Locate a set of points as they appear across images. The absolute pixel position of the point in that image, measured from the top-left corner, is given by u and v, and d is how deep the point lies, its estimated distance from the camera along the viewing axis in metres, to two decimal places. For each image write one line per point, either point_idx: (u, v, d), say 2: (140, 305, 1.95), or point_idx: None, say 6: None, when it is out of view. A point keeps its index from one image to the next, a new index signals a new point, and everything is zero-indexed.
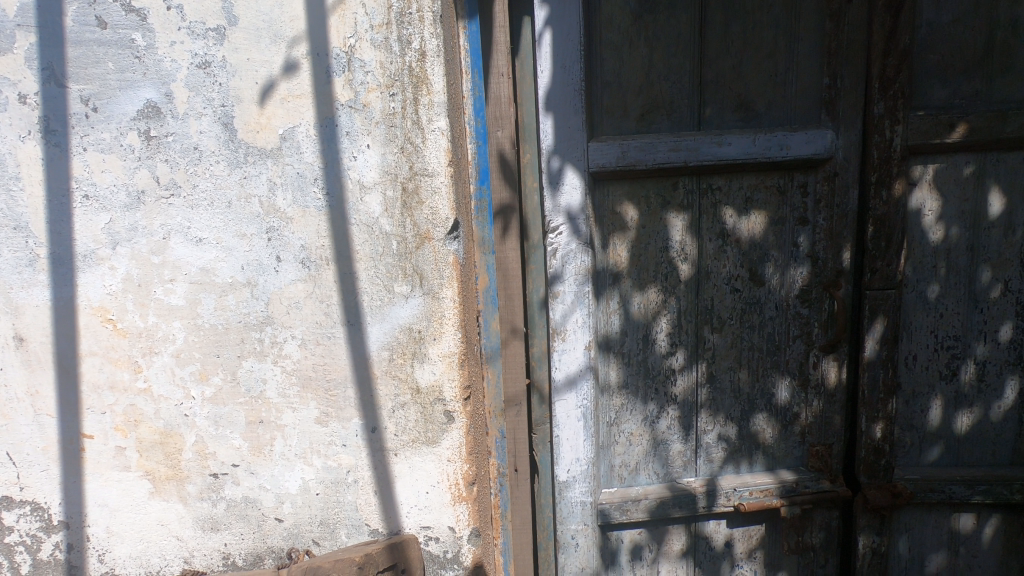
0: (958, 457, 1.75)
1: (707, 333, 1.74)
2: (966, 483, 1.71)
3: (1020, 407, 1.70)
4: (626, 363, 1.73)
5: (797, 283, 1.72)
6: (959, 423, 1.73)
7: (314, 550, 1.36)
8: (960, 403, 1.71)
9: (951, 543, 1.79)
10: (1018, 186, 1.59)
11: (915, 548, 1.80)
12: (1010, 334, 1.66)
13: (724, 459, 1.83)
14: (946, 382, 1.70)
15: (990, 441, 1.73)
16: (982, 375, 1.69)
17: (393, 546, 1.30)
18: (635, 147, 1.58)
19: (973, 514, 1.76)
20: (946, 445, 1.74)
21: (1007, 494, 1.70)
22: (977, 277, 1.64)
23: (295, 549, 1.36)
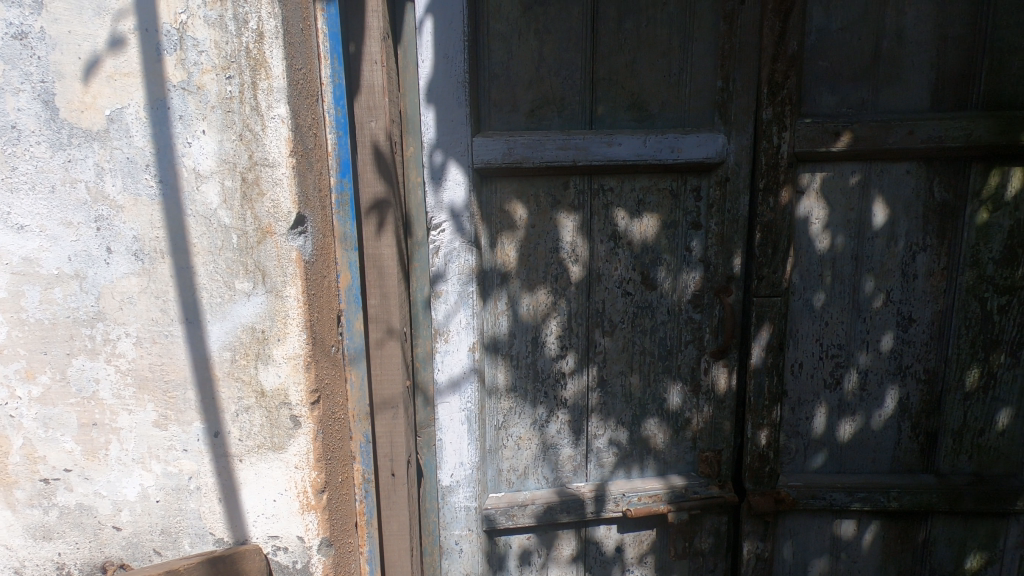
0: (841, 464, 1.77)
1: (598, 337, 1.72)
2: (846, 489, 1.73)
3: (900, 416, 1.72)
4: (514, 366, 1.70)
5: (689, 288, 1.71)
6: (842, 431, 1.75)
7: (132, 564, 1.29)
8: (843, 411, 1.73)
9: (833, 549, 1.82)
10: (901, 197, 1.60)
11: (799, 553, 1.83)
12: (891, 344, 1.68)
13: (615, 464, 1.82)
14: (830, 391, 1.72)
15: (871, 449, 1.75)
16: (864, 383, 1.71)
17: (216, 560, 1.22)
18: (522, 143, 1.53)
19: (854, 520, 1.79)
20: (829, 452, 1.76)
21: (884, 502, 1.72)
22: (860, 287, 1.65)
23: (111, 561, 1.29)
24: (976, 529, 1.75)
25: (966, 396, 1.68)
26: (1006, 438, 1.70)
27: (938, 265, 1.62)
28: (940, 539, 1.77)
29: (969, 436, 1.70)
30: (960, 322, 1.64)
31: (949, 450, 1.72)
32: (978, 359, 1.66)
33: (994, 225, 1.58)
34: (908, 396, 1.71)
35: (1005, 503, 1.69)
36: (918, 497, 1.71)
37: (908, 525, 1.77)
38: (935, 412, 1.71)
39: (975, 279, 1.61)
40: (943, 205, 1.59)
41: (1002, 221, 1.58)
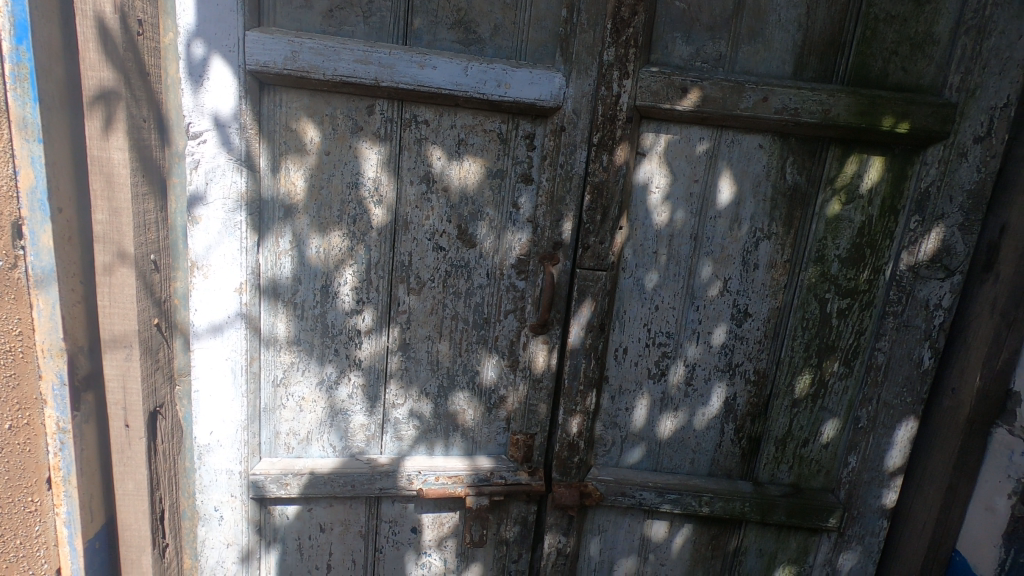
0: (658, 462, 1.62)
1: (402, 293, 1.50)
2: (657, 490, 1.59)
3: (724, 417, 1.58)
4: (298, 316, 1.46)
5: (513, 251, 1.50)
6: (662, 426, 1.60)
7: None
8: (665, 405, 1.58)
9: (641, 550, 1.70)
10: (750, 174, 1.42)
11: (606, 550, 1.70)
12: (723, 338, 1.52)
13: (416, 439, 1.63)
14: (653, 382, 1.56)
15: (690, 449, 1.61)
16: (690, 378, 1.56)
17: None
18: (309, 47, 1.26)
19: (666, 521, 1.67)
20: (647, 447, 1.61)
21: (695, 506, 1.60)
22: (696, 271, 1.48)
23: None
24: (787, 541, 1.65)
25: (794, 403, 1.55)
26: (829, 451, 1.58)
27: (781, 257, 1.47)
28: (750, 549, 1.67)
29: (792, 445, 1.59)
30: (797, 322, 1.50)
31: (771, 458, 1.60)
32: (811, 364, 1.52)
33: (844, 219, 1.43)
34: (735, 397, 1.56)
35: (817, 518, 1.58)
36: (729, 504, 1.59)
37: (720, 531, 1.67)
38: (761, 416, 1.58)
39: (817, 277, 1.46)
40: (794, 188, 1.43)
41: (852, 216, 1.43)
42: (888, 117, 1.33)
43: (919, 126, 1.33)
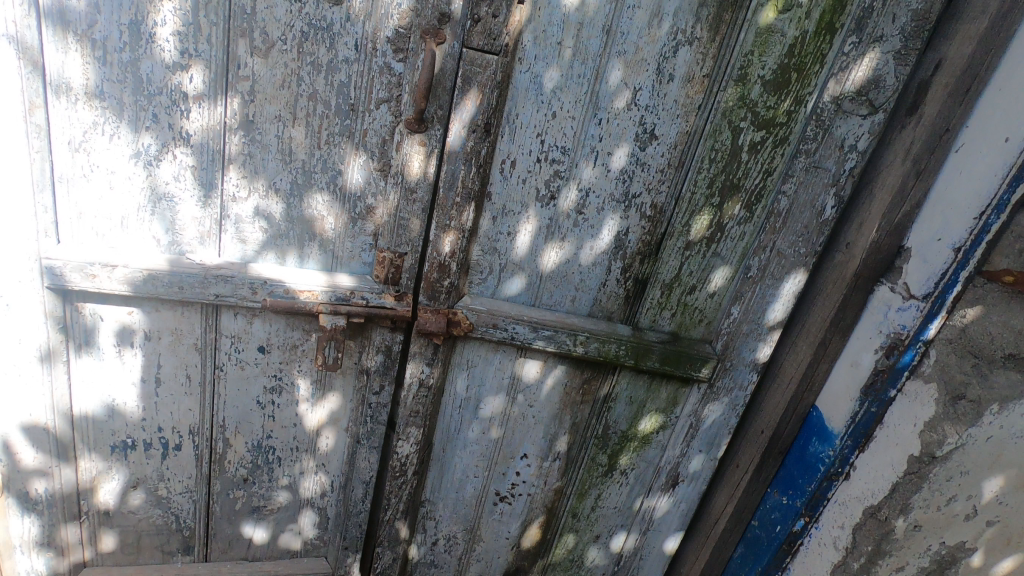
0: (537, 297, 1.49)
1: (243, 51, 1.21)
2: (531, 325, 1.47)
3: (613, 254, 1.44)
4: (99, 60, 1.16)
5: (390, 19, 1.22)
6: (546, 257, 1.44)
7: None
8: (552, 234, 1.42)
9: (510, 390, 1.61)
10: None
11: (473, 388, 1.60)
12: (623, 161, 1.35)
13: (263, 244, 1.40)
14: (541, 206, 1.39)
15: (572, 286, 1.48)
16: (582, 205, 1.39)
17: None
18: None
19: (539, 361, 1.57)
20: (528, 279, 1.47)
21: (568, 345, 1.50)
22: (604, 75, 1.27)
23: None
24: (658, 391, 1.61)
25: (687, 245, 1.43)
26: (714, 301, 1.50)
27: (700, 70, 1.27)
28: (621, 396, 1.62)
29: (677, 292, 1.49)
30: (704, 153, 1.34)
31: (655, 303, 1.50)
32: (711, 204, 1.39)
33: (776, 31, 1.23)
34: (626, 232, 1.42)
35: (689, 368, 1.53)
36: (604, 346, 1.50)
37: (592, 376, 1.60)
38: (651, 257, 1.45)
39: (735, 100, 1.29)
40: None
41: (786, 29, 1.23)
42: None
43: None
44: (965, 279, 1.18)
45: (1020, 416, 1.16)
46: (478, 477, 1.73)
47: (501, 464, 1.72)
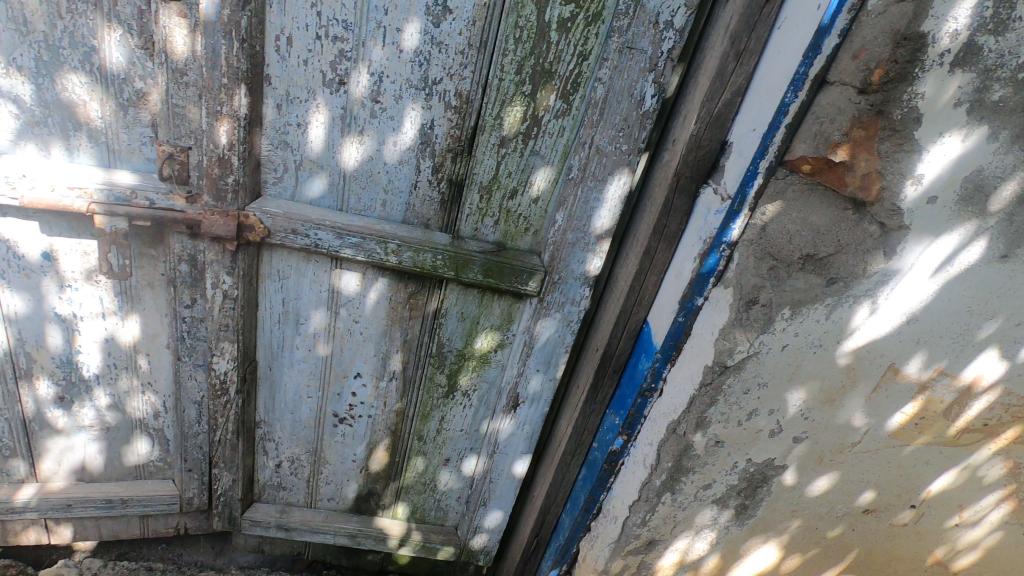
0: (342, 201, 1.35)
1: None
2: (335, 231, 1.34)
3: (421, 151, 1.30)
4: None
5: None
6: (346, 154, 1.30)
7: None
8: (348, 127, 1.27)
9: (332, 305, 1.50)
10: None
11: (290, 301, 1.49)
12: (416, 41, 1.18)
13: (19, 133, 1.25)
14: (331, 93, 1.23)
15: (380, 188, 1.34)
16: (376, 93, 1.23)
17: None
18: None
19: (358, 274, 1.45)
20: (329, 180, 1.33)
21: (380, 255, 1.37)
22: None
23: None
24: (490, 307, 1.51)
25: (501, 142, 1.29)
26: (539, 208, 1.37)
27: None
28: (451, 312, 1.51)
29: (498, 196, 1.35)
30: (507, 30, 1.17)
31: (474, 209, 1.37)
32: (523, 94, 1.24)
33: None
34: (432, 126, 1.27)
35: (515, 281, 1.42)
36: (418, 256, 1.38)
37: (417, 289, 1.48)
38: (464, 155, 1.31)
39: None
40: None
41: None
42: None
43: None
44: (766, 171, 1.03)
45: (814, 322, 1.07)
46: (312, 397, 1.65)
47: (334, 384, 1.63)
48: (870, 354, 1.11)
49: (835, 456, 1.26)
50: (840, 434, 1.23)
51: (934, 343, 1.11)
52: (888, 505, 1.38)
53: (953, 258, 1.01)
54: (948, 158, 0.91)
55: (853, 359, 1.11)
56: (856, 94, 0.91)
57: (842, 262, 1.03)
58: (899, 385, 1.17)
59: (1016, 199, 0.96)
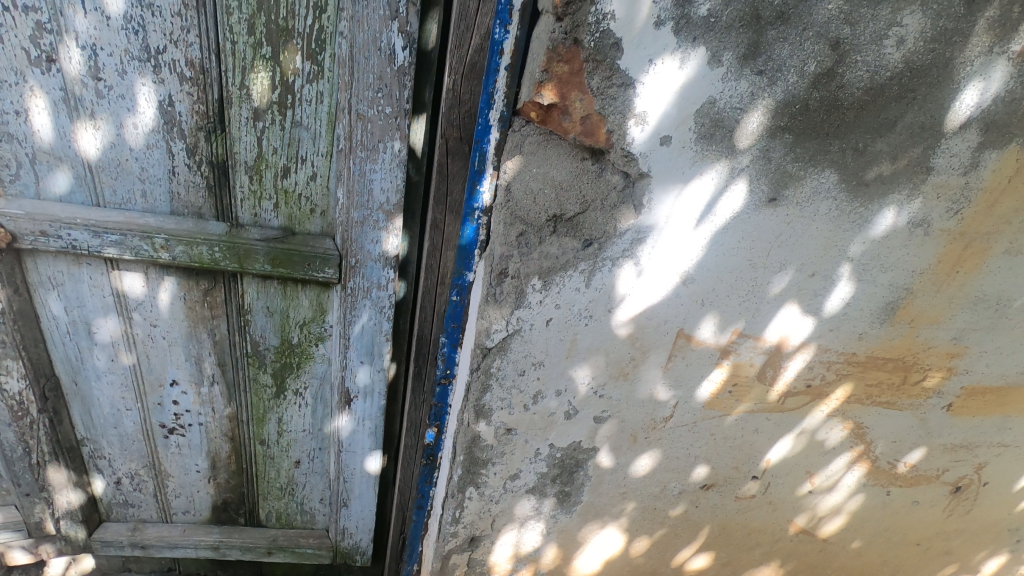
0: (96, 195, 1.21)
1: None
2: (89, 229, 1.20)
3: (167, 132, 1.15)
4: None
5: None
6: (84, 142, 1.15)
7: None
8: (76, 111, 1.12)
9: (121, 310, 1.36)
10: None
11: (73, 310, 1.36)
12: (121, 3, 1.03)
13: None
14: (42, 74, 1.08)
15: (135, 178, 1.20)
16: (95, 68, 1.08)
17: None
18: None
19: (140, 275, 1.32)
20: (73, 173, 1.18)
21: (149, 251, 1.24)
22: None
23: None
24: (296, 298, 1.37)
25: (256, 115, 1.14)
26: (320, 185, 1.23)
27: None
28: (256, 307, 1.38)
29: (269, 175, 1.21)
30: None
31: (248, 193, 1.23)
32: (263, 56, 1.09)
33: None
34: (171, 102, 1.12)
35: (309, 268, 1.29)
36: (192, 250, 1.25)
37: (211, 286, 1.35)
38: (218, 132, 1.16)
39: None
40: None
41: None
42: None
43: None
44: (499, 124, 0.87)
45: (575, 292, 0.95)
46: (132, 410, 1.53)
47: (151, 394, 1.51)
48: (652, 321, 0.99)
49: (650, 433, 1.15)
50: (647, 410, 1.11)
51: (723, 303, 0.99)
52: (727, 478, 1.27)
53: (714, 206, 0.88)
54: (670, 90, 0.78)
55: (634, 327, 0.99)
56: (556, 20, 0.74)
57: (592, 220, 0.90)
58: (697, 352, 1.05)
59: (766, 132, 0.83)
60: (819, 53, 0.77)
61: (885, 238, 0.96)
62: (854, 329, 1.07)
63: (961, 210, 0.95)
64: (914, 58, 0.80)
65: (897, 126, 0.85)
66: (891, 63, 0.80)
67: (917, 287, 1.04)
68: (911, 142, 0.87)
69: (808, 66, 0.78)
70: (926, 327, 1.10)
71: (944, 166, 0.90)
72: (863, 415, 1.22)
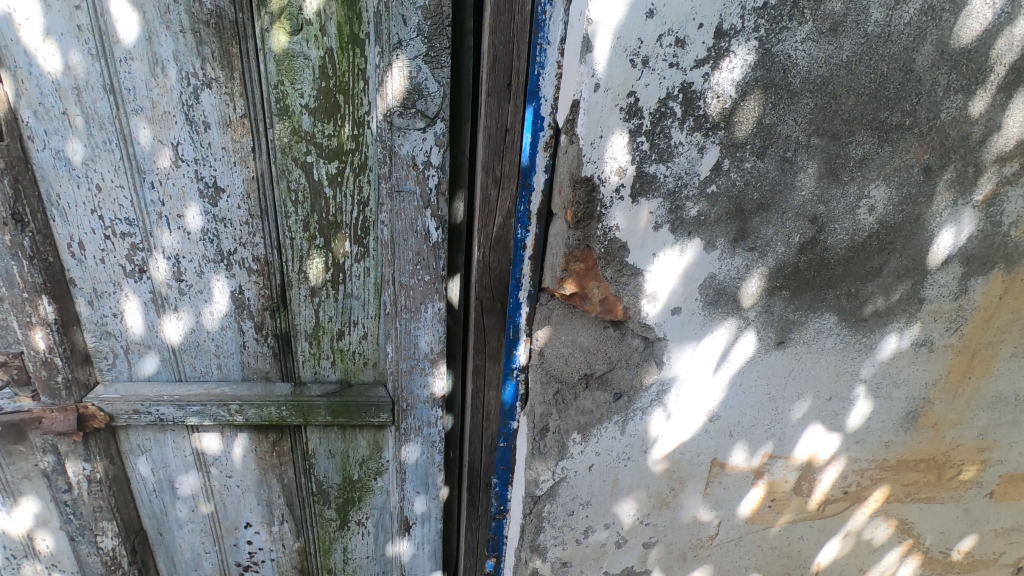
0: (179, 372, 1.38)
1: None
2: (174, 404, 1.35)
3: (237, 314, 1.32)
4: None
5: None
6: (169, 330, 1.32)
7: None
8: (163, 307, 1.29)
9: (200, 465, 1.50)
10: None
11: (160, 470, 1.50)
12: (199, 220, 1.21)
13: None
14: (135, 282, 1.26)
15: (212, 354, 1.36)
16: (178, 272, 1.26)
17: None
18: None
19: (217, 434, 1.46)
20: (160, 356, 1.35)
21: (226, 416, 1.38)
22: (132, 138, 1.13)
23: None
24: (355, 440, 1.49)
25: (313, 292, 1.30)
26: (370, 342, 1.38)
27: (234, 112, 1.13)
28: (319, 452, 1.50)
29: (326, 340, 1.36)
30: (282, 195, 1.20)
31: (308, 355, 1.37)
32: (317, 246, 1.25)
33: (297, 55, 1.09)
34: (241, 291, 1.29)
35: (366, 416, 1.40)
36: (263, 410, 1.38)
37: (279, 436, 1.49)
38: (281, 310, 1.32)
39: (289, 135, 1.15)
40: (218, 15, 1.06)
41: (306, 50, 1.09)
42: None
43: None
44: (528, 299, 1.00)
45: (611, 440, 1.04)
46: (210, 553, 1.64)
47: (228, 537, 1.62)
48: (686, 455, 1.07)
49: (698, 551, 1.21)
50: (692, 531, 1.17)
51: (750, 432, 1.08)
52: None
53: (728, 356, 0.99)
54: (675, 273, 0.90)
55: (670, 462, 1.08)
56: (569, 229, 0.86)
57: (621, 377, 1.00)
58: (732, 476, 1.12)
59: (766, 292, 0.94)
60: (800, 228, 0.90)
61: (893, 360, 1.05)
62: (880, 439, 1.13)
63: (960, 328, 1.04)
64: (886, 219, 0.91)
65: (884, 271, 0.96)
66: (866, 226, 0.91)
67: (933, 396, 1.11)
68: (900, 281, 0.97)
69: (792, 238, 0.90)
70: (950, 429, 1.16)
71: (935, 295, 1.00)
72: (906, 512, 1.26)
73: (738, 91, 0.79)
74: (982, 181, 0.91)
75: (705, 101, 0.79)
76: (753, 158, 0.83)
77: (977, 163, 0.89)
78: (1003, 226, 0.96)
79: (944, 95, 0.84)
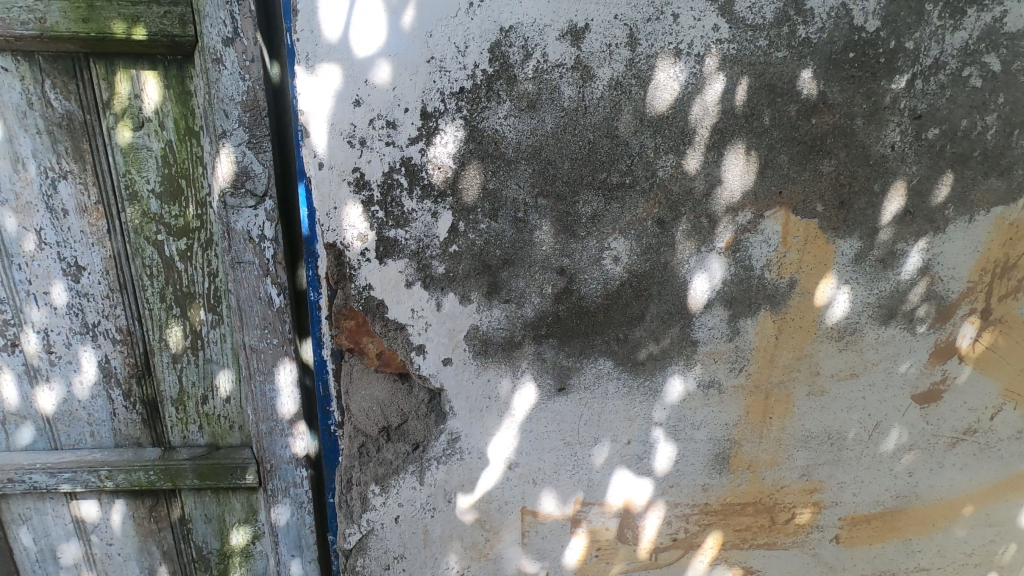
0: (54, 440, 1.45)
1: None
2: (47, 471, 1.41)
3: (106, 382, 1.41)
4: None
5: None
6: (42, 400, 1.41)
7: None
8: (35, 377, 1.39)
9: (81, 533, 1.55)
10: (9, 104, 1.19)
11: (42, 539, 1.54)
12: (64, 296, 1.33)
13: None
14: (8, 355, 1.36)
15: (84, 421, 1.44)
16: (48, 345, 1.36)
17: None
18: None
19: (95, 500, 1.51)
20: (36, 425, 1.43)
21: (95, 482, 1.43)
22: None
23: None
24: (229, 503, 1.53)
25: (174, 358, 1.40)
26: (234, 405, 1.45)
27: (89, 199, 1.27)
28: (196, 516, 1.54)
29: (191, 404, 1.44)
30: (138, 270, 1.32)
31: (176, 420, 1.45)
32: (174, 315, 1.36)
33: (140, 147, 1.24)
34: (108, 360, 1.39)
35: (231, 477, 1.45)
36: (132, 475, 1.43)
37: (155, 502, 1.53)
38: (146, 376, 1.41)
39: (139, 217, 1.28)
40: (68, 117, 1.21)
41: (148, 143, 1.23)
42: (115, 20, 1.12)
43: (156, 30, 1.13)
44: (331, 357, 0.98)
45: (412, 490, 1.08)
46: None
47: None
48: (492, 504, 1.11)
49: None
50: None
51: (554, 479, 1.11)
52: None
53: (511, 404, 1.04)
54: (438, 326, 0.97)
55: (478, 512, 1.11)
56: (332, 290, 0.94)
57: (413, 428, 1.05)
58: (548, 525, 1.14)
59: (532, 341, 1.00)
60: (550, 279, 0.97)
61: (683, 402, 1.09)
62: (694, 483, 1.15)
63: (743, 368, 1.08)
64: (634, 268, 0.98)
65: (646, 316, 1.02)
66: (616, 275, 0.98)
67: (737, 437, 1.13)
68: (666, 325, 1.03)
69: (545, 289, 0.97)
70: (767, 470, 1.17)
71: (707, 338, 1.05)
72: (748, 559, 1.25)
73: (456, 162, 0.89)
74: (720, 230, 0.98)
75: (427, 172, 0.89)
76: (486, 219, 0.92)
77: (709, 214, 0.97)
78: (756, 270, 1.02)
79: (656, 155, 0.93)
